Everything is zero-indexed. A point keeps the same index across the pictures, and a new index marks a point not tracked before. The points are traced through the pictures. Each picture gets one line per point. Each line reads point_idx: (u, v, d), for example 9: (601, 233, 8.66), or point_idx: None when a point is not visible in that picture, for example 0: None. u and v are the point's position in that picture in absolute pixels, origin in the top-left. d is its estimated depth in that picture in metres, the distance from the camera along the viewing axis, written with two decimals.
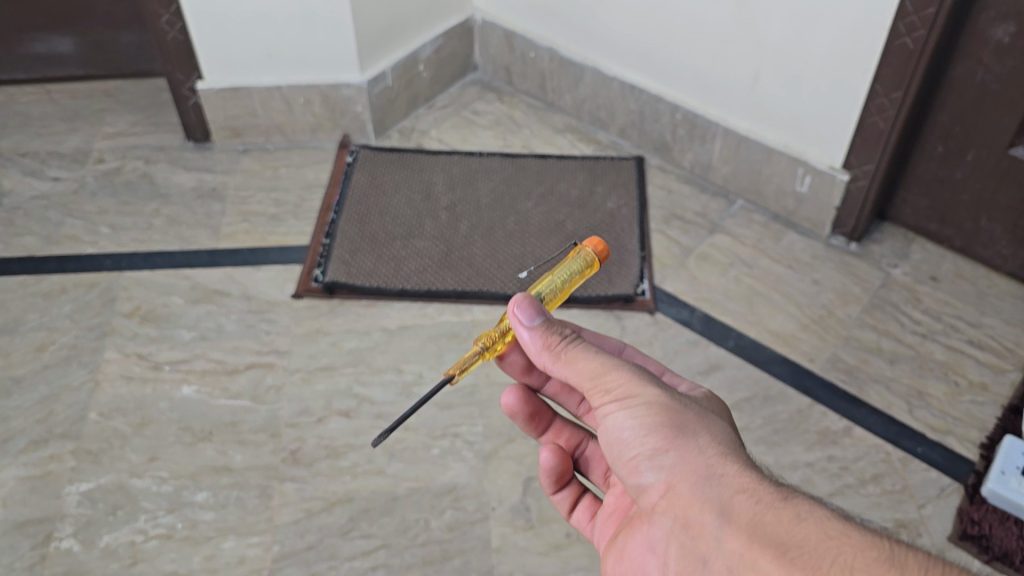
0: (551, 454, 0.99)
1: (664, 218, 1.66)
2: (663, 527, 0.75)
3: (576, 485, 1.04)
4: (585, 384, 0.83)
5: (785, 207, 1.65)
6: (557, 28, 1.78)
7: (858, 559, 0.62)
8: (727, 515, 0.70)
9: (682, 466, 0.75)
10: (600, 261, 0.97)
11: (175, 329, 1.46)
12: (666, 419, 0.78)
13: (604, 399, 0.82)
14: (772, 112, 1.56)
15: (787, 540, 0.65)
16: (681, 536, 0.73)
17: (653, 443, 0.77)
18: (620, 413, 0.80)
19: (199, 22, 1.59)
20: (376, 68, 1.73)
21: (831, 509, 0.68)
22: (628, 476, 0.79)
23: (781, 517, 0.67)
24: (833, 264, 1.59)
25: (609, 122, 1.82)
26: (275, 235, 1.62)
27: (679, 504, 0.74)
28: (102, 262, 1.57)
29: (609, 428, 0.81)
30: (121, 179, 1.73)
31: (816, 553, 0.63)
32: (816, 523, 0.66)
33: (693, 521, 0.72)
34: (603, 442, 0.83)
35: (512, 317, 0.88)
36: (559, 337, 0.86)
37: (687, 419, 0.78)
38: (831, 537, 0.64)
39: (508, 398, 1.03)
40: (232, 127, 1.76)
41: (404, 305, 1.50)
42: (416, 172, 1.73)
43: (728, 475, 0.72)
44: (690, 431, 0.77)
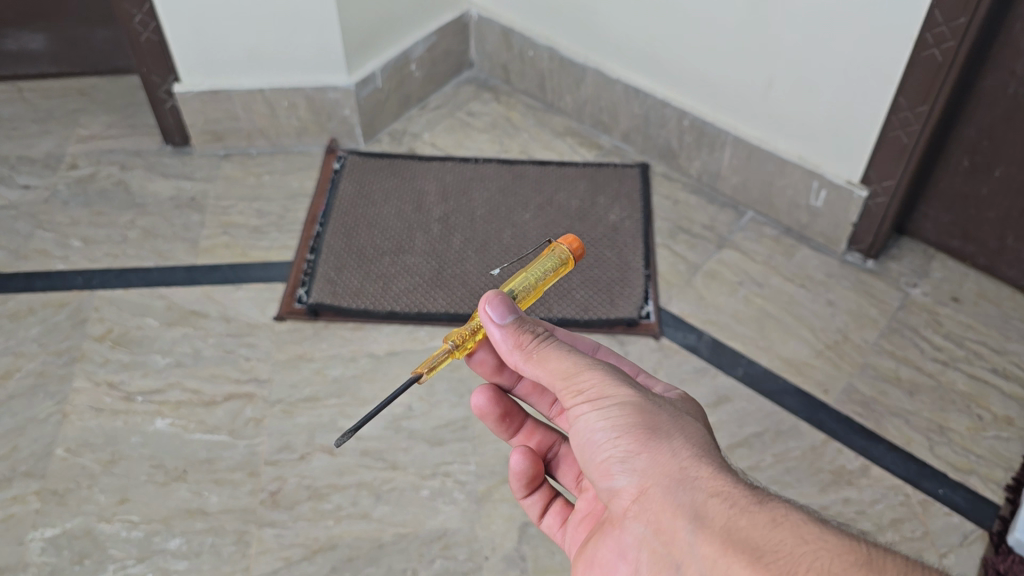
0: (522, 458, 0.97)
1: (670, 231, 1.57)
2: (636, 532, 0.76)
3: (546, 490, 1.02)
4: (558, 384, 0.84)
5: (798, 221, 1.55)
6: (559, 26, 1.67)
7: (833, 563, 0.63)
8: (702, 521, 0.71)
9: (657, 469, 0.76)
10: (576, 258, 0.96)
11: (149, 355, 1.37)
12: (639, 421, 0.79)
13: (576, 400, 0.82)
14: (786, 122, 1.46)
15: (761, 545, 0.67)
16: (655, 542, 0.74)
17: (626, 447, 0.78)
18: (593, 414, 0.80)
19: (174, 23, 1.49)
20: (365, 69, 1.63)
21: (803, 513, 0.69)
22: (601, 479, 0.80)
23: (756, 522, 0.68)
24: (849, 283, 1.50)
25: (612, 126, 1.72)
26: (257, 250, 1.52)
27: (653, 509, 0.75)
28: (73, 280, 1.48)
29: (582, 431, 0.82)
30: (94, 187, 1.63)
31: (792, 559, 0.65)
32: (790, 527, 0.67)
33: (667, 526, 0.73)
34: (575, 445, 0.83)
35: (484, 317, 0.88)
36: (532, 337, 0.86)
37: (660, 421, 0.79)
38: (805, 541, 0.66)
39: (478, 399, 1.01)
40: (212, 131, 1.66)
41: (393, 328, 1.41)
42: (408, 180, 1.62)
43: (702, 479, 0.74)
44: (663, 433, 0.78)
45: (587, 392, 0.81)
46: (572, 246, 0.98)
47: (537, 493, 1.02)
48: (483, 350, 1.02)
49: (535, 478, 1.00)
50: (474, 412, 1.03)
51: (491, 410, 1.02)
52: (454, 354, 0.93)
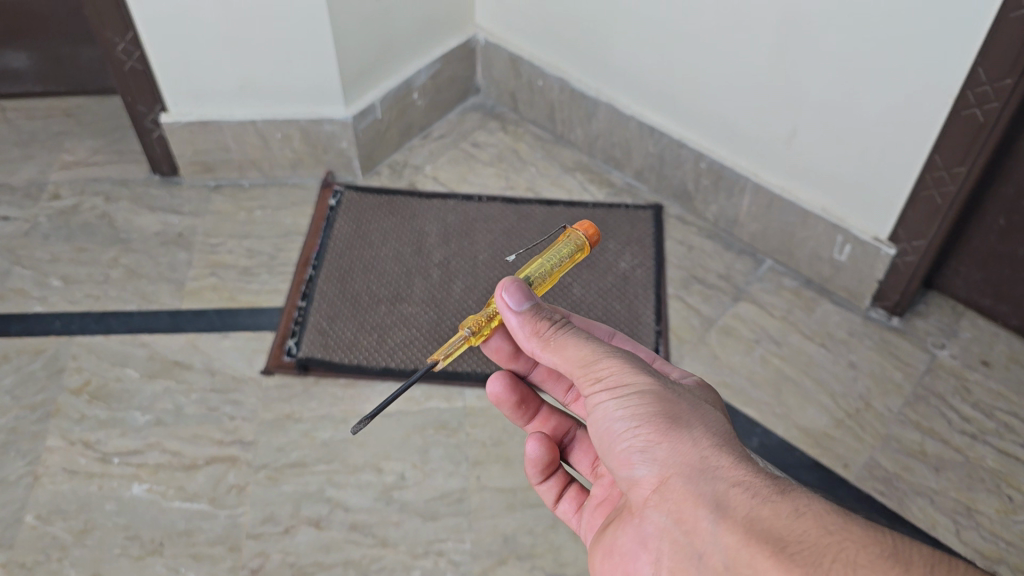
0: (537, 445, 0.98)
1: (683, 281, 1.48)
2: (655, 523, 0.75)
3: (561, 475, 1.03)
4: (576, 371, 0.83)
5: (820, 273, 1.46)
6: (571, 57, 1.57)
7: (859, 555, 0.62)
8: (723, 510, 0.70)
9: (677, 458, 0.75)
10: (591, 245, 0.96)
11: (128, 411, 1.29)
12: (658, 409, 0.78)
13: (594, 387, 0.82)
14: (811, 172, 1.37)
15: (784, 535, 0.65)
16: (674, 534, 0.73)
17: (645, 436, 0.77)
18: (612, 402, 0.80)
19: (160, 52, 1.39)
20: (364, 99, 1.54)
21: (826, 504, 0.68)
22: (619, 469, 0.79)
23: (778, 513, 0.67)
24: (872, 342, 1.41)
25: (624, 162, 1.62)
26: (246, 294, 1.44)
27: (673, 499, 0.73)
28: (51, 324, 1.40)
29: (600, 420, 0.81)
30: (77, 219, 1.54)
31: (816, 550, 0.63)
32: (814, 518, 0.66)
33: (687, 515, 0.72)
34: (593, 434, 0.83)
35: (500, 303, 0.88)
36: (549, 323, 0.86)
37: (680, 409, 0.78)
38: (830, 534, 0.64)
39: (493, 386, 1.02)
40: (202, 162, 1.57)
41: (387, 384, 1.33)
42: (407, 219, 1.54)
43: (723, 468, 0.72)
44: (684, 423, 0.77)
45: (605, 379, 0.81)
46: (587, 233, 0.98)
47: (552, 480, 1.03)
48: (498, 337, 1.03)
49: (551, 465, 1.01)
50: (490, 399, 1.03)
51: (506, 398, 1.03)
52: (471, 340, 0.94)
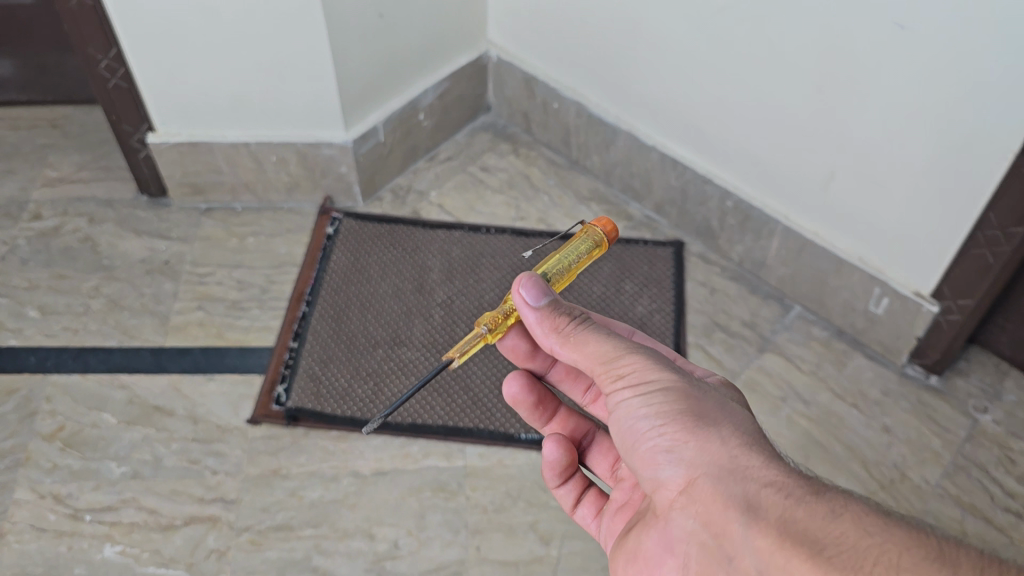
0: (554, 447, 0.97)
1: (705, 328, 1.37)
2: (684, 526, 0.72)
3: (580, 479, 1.01)
4: (597, 368, 0.81)
5: (853, 325, 1.35)
6: (590, 80, 1.46)
7: (900, 557, 0.59)
8: (754, 510, 0.67)
9: (706, 458, 0.72)
10: (610, 241, 0.93)
11: (103, 462, 1.20)
12: (684, 407, 0.75)
13: (617, 385, 0.79)
14: (848, 219, 1.26)
15: (821, 537, 0.62)
16: (705, 536, 0.70)
17: (672, 436, 0.74)
18: (635, 400, 0.77)
19: (145, 71, 1.28)
20: (365, 122, 1.43)
21: (865, 505, 0.65)
22: (645, 469, 0.76)
23: (813, 514, 0.64)
24: (908, 403, 1.30)
25: (644, 194, 1.51)
26: (234, 331, 1.35)
27: (702, 500, 0.70)
28: (25, 360, 1.30)
29: (624, 419, 0.78)
30: (58, 243, 1.45)
31: (855, 552, 0.60)
32: (851, 520, 0.63)
33: (716, 516, 0.69)
34: (617, 434, 0.80)
35: (518, 299, 0.86)
36: (569, 320, 0.84)
37: (707, 408, 0.75)
38: (869, 536, 0.61)
39: (511, 388, 1.00)
40: (192, 184, 1.47)
41: (382, 439, 1.23)
42: (410, 252, 1.43)
43: (753, 467, 0.70)
44: (710, 421, 0.74)
45: (628, 376, 0.78)
46: (605, 230, 0.95)
47: (570, 483, 1.01)
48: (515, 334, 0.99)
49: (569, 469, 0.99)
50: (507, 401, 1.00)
51: (524, 400, 1.01)
52: (487, 337, 0.89)
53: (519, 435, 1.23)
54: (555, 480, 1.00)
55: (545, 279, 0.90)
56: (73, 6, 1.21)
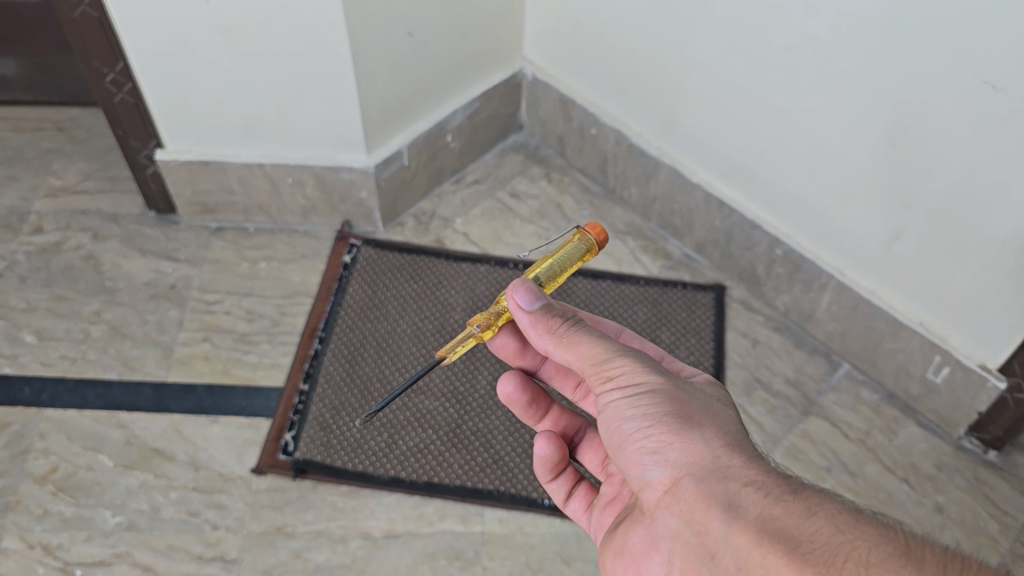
0: (547, 444, 0.94)
1: (745, 385, 1.28)
2: (666, 525, 0.71)
3: (571, 473, 0.98)
4: (586, 367, 0.79)
5: (906, 390, 1.25)
6: (633, 108, 1.35)
7: (872, 555, 0.59)
8: (734, 509, 0.66)
9: (690, 459, 0.71)
10: (602, 250, 0.88)
11: (97, 510, 1.12)
12: (669, 408, 0.74)
13: (605, 386, 0.78)
14: (911, 282, 1.15)
15: (796, 535, 0.62)
16: (687, 535, 0.69)
17: (657, 436, 0.73)
18: (622, 399, 0.76)
19: (154, 88, 1.18)
20: (390, 145, 1.33)
21: (841, 504, 0.65)
22: (630, 470, 0.75)
23: (790, 512, 0.64)
24: (964, 479, 1.20)
25: (684, 231, 1.41)
26: (241, 368, 1.26)
27: (685, 501, 0.70)
28: (19, 391, 1.22)
29: (610, 419, 0.77)
30: (59, 261, 1.36)
31: (830, 550, 0.60)
32: (828, 519, 0.63)
33: (698, 515, 0.68)
34: (603, 434, 0.79)
35: (512, 301, 0.83)
36: (561, 320, 0.82)
37: (692, 409, 0.74)
38: (842, 533, 0.62)
39: (506, 388, 0.97)
40: (203, 203, 1.38)
41: (395, 497, 1.15)
42: (431, 287, 1.34)
43: (734, 467, 0.69)
44: (695, 422, 0.73)
45: (616, 377, 0.77)
46: (598, 234, 0.90)
47: (561, 478, 0.98)
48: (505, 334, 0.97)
49: (562, 463, 0.96)
50: (501, 400, 0.98)
51: (518, 399, 0.98)
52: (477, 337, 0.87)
53: (543, 502, 1.14)
54: (546, 475, 0.98)
55: (535, 282, 0.86)
56: (77, 17, 1.11)
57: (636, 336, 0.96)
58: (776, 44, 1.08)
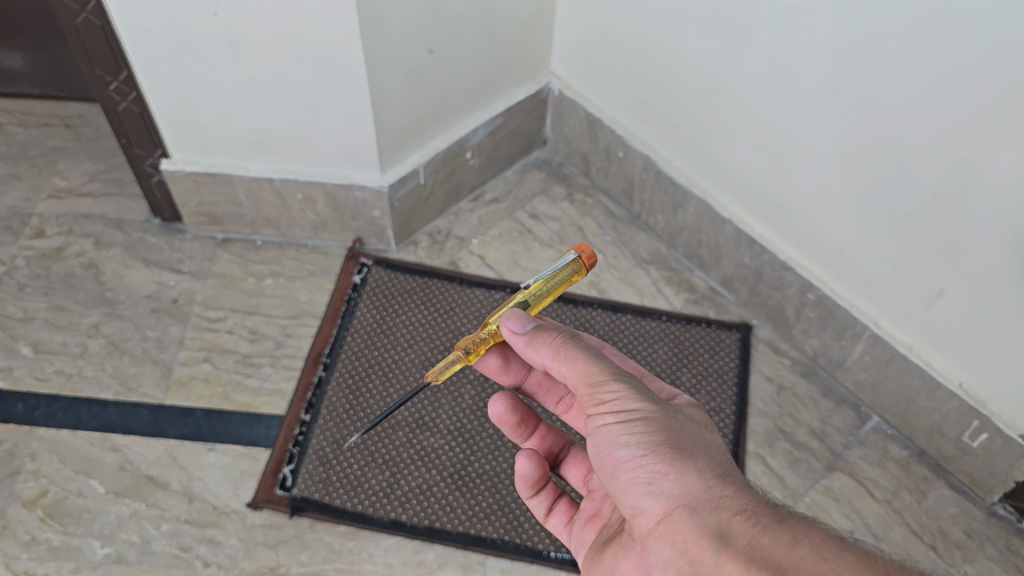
0: (528, 461, 0.90)
1: (767, 435, 1.22)
2: (660, 554, 0.71)
3: (552, 489, 0.94)
4: (580, 388, 0.77)
5: (938, 449, 1.18)
6: (664, 134, 1.28)
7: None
8: (727, 542, 0.67)
9: (683, 491, 0.71)
10: (590, 272, 0.87)
11: (85, 539, 1.08)
12: (663, 437, 0.73)
13: (598, 409, 0.76)
14: (952, 341, 1.07)
15: (785, 565, 0.64)
16: (680, 564, 0.69)
17: (651, 466, 0.72)
18: (617, 427, 0.74)
19: (158, 101, 1.12)
20: (405, 163, 1.27)
21: (821, 531, 0.67)
22: (621, 497, 0.74)
23: (778, 543, 0.65)
24: (996, 549, 1.13)
25: (710, 264, 1.35)
26: (241, 393, 1.21)
27: (679, 532, 0.69)
28: (12, 408, 1.18)
29: (599, 445, 0.75)
30: (59, 268, 1.31)
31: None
32: (811, 547, 0.65)
33: (692, 547, 0.68)
34: (592, 458, 0.77)
35: (506, 325, 0.82)
36: (553, 339, 0.79)
37: (683, 437, 0.74)
38: (826, 561, 0.64)
39: (496, 407, 0.91)
40: (209, 214, 1.33)
41: (394, 541, 1.10)
42: (443, 314, 1.29)
43: (726, 498, 0.70)
44: (688, 452, 0.73)
45: (610, 402, 0.75)
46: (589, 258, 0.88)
47: (543, 494, 0.94)
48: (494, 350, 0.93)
49: (544, 480, 0.92)
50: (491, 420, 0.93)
51: (508, 418, 0.92)
52: (467, 359, 0.85)
53: (547, 553, 1.09)
54: (527, 491, 0.93)
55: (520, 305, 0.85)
56: (78, 24, 1.05)
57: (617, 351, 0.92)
58: (823, 85, 1.00)
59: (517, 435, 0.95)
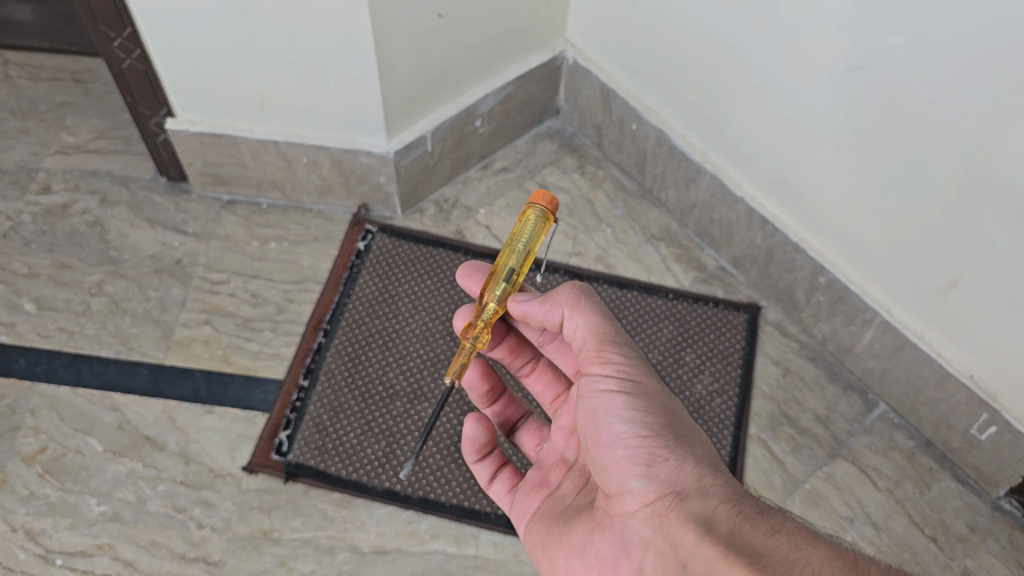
0: (477, 424, 0.85)
1: (770, 419, 1.20)
2: (641, 533, 0.70)
3: (498, 456, 0.89)
4: (591, 350, 0.76)
5: (946, 441, 1.16)
6: (679, 107, 1.24)
7: (827, 568, 0.62)
8: (712, 528, 0.66)
9: (677, 472, 0.70)
10: (549, 213, 0.81)
11: (82, 497, 1.09)
12: (665, 418, 0.73)
13: (603, 376, 0.74)
14: (965, 333, 1.04)
15: (764, 552, 0.63)
16: (661, 546, 0.68)
17: (648, 445, 0.71)
18: (620, 398, 0.73)
19: (163, 60, 1.10)
20: (412, 130, 1.24)
21: (796, 521, 0.67)
22: (608, 469, 0.72)
23: (758, 531, 0.65)
24: (999, 544, 1.11)
25: (721, 243, 1.32)
26: (241, 356, 1.21)
27: (667, 514, 0.68)
28: (14, 362, 1.19)
29: (597, 411, 0.74)
30: (64, 225, 1.31)
31: (792, 565, 0.62)
32: (788, 538, 0.65)
33: (678, 528, 0.67)
34: (583, 426, 0.75)
35: (513, 304, 0.83)
36: (569, 293, 0.79)
37: (680, 419, 0.74)
38: (799, 549, 0.63)
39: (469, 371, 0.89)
40: (215, 175, 1.31)
41: (388, 511, 1.10)
42: (446, 284, 1.27)
43: (716, 484, 0.69)
44: (687, 438, 0.72)
45: (618, 371, 0.74)
46: (546, 202, 0.81)
47: (487, 460, 0.89)
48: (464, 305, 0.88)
49: (492, 445, 0.88)
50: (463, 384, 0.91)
51: (478, 383, 0.91)
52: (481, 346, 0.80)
53: None
54: (472, 455, 0.88)
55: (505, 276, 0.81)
56: None
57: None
58: (845, 61, 0.96)
59: (479, 399, 0.93)
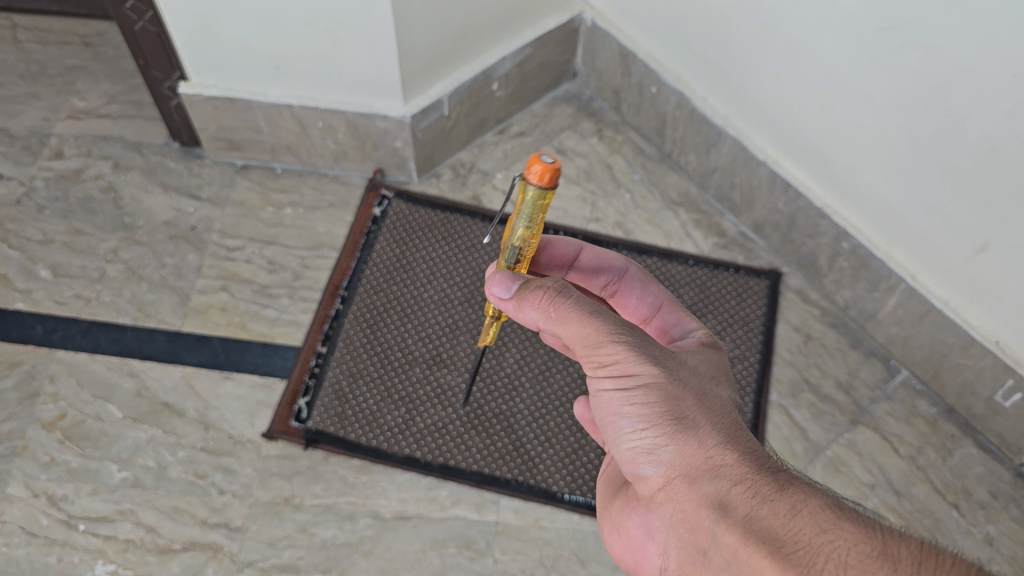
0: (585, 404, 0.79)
1: (791, 386, 1.19)
2: (662, 519, 0.65)
3: None
4: (578, 351, 0.68)
5: (968, 408, 1.15)
6: (701, 71, 1.22)
7: (851, 556, 0.54)
8: (726, 512, 0.60)
9: (683, 457, 0.63)
10: (542, 187, 0.64)
11: (103, 463, 1.09)
12: (666, 406, 0.65)
13: (597, 372, 0.67)
14: (994, 295, 1.02)
15: (782, 536, 0.57)
16: (681, 532, 0.63)
17: (651, 436, 0.65)
18: (616, 395, 0.66)
19: (174, 18, 1.07)
20: (429, 93, 1.22)
21: (825, 498, 0.59)
22: (620, 462, 0.68)
23: (775, 511, 0.58)
24: (1021, 511, 1.10)
25: (742, 208, 1.30)
26: (258, 323, 1.20)
27: (681, 501, 0.63)
28: (31, 330, 1.18)
29: (601, 408, 0.68)
30: (78, 191, 1.29)
31: (811, 555, 0.55)
32: (812, 520, 0.57)
33: (693, 514, 0.62)
34: (596, 421, 0.70)
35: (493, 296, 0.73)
36: (539, 299, 0.69)
37: (686, 401, 0.65)
38: (825, 532, 0.56)
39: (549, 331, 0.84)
40: (229, 139, 1.30)
41: (408, 477, 1.10)
42: (463, 250, 1.26)
43: (729, 464, 0.62)
44: (693, 421, 0.64)
45: (608, 366, 0.66)
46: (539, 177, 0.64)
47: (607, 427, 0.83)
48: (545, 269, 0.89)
49: None
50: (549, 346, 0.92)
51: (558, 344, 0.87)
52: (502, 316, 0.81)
53: (560, 496, 1.09)
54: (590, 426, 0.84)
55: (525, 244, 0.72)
56: None
57: (641, 277, 0.86)
58: (874, 22, 0.93)
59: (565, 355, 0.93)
